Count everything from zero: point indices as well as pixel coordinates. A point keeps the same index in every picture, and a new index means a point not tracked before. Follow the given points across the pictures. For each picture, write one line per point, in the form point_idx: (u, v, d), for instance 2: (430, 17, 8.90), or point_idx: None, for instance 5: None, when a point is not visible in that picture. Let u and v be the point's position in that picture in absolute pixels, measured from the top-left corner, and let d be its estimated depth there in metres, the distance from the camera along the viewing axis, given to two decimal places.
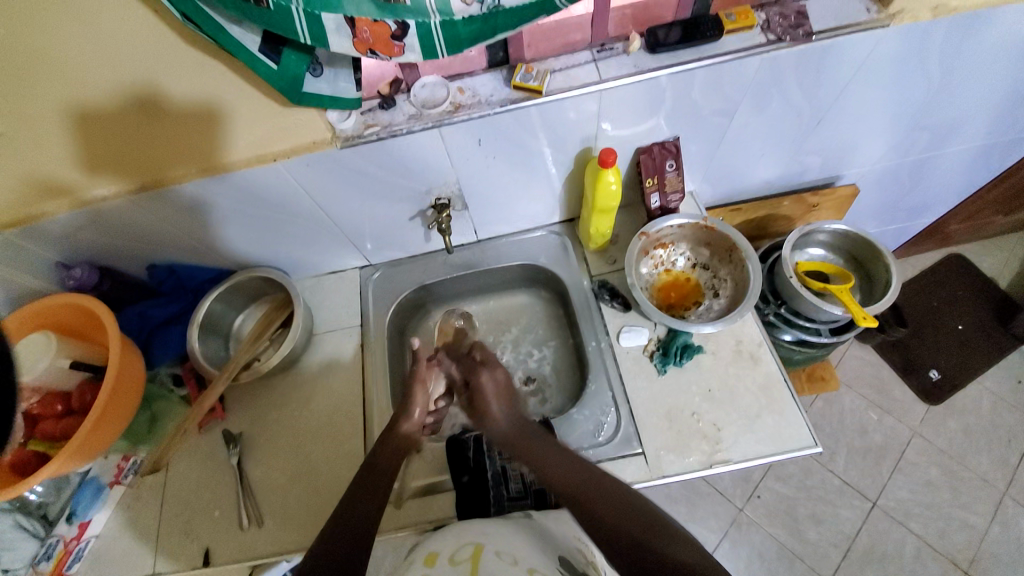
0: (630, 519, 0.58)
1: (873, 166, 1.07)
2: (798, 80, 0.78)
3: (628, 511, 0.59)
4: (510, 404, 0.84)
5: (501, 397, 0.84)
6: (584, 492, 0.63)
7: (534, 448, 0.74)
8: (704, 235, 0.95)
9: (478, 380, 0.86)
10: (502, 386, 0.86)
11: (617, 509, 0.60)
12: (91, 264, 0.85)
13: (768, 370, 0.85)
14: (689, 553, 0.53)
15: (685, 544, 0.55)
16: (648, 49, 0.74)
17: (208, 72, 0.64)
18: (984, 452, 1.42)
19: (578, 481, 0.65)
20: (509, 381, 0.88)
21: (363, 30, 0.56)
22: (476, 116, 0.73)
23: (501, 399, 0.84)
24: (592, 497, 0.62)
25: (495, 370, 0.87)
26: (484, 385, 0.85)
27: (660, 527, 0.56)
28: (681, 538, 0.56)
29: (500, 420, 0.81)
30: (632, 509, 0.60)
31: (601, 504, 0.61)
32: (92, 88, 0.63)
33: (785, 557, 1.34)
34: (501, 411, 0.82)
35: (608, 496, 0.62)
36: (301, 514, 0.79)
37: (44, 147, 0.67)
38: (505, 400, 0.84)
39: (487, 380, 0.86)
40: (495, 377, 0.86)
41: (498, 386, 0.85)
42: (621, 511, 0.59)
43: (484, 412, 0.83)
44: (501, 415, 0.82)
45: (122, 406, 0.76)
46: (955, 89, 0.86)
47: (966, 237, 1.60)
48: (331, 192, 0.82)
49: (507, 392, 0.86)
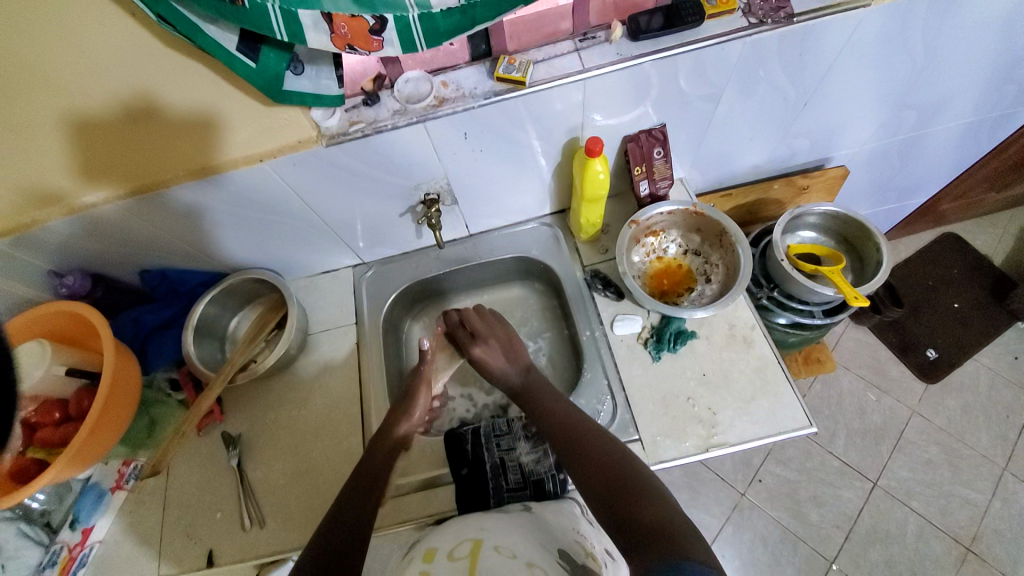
0: (608, 482, 0.64)
1: (862, 147, 1.07)
2: (781, 63, 0.78)
3: (613, 474, 0.65)
4: (511, 358, 0.87)
5: (500, 355, 0.87)
6: (577, 451, 0.69)
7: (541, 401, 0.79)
8: (695, 221, 0.95)
9: (472, 352, 0.89)
10: (503, 344, 0.89)
11: (603, 470, 0.65)
12: (83, 272, 0.86)
13: (762, 353, 0.85)
14: (657, 515, 0.57)
15: (660, 504, 0.59)
16: (630, 37, 0.74)
17: (192, 72, 0.64)
18: (983, 428, 1.43)
19: (575, 437, 0.71)
20: (511, 337, 0.90)
21: (340, 25, 0.56)
22: (461, 109, 0.73)
23: (499, 354, 0.87)
24: (585, 458, 0.68)
25: (487, 341, 0.89)
26: (476, 354, 0.88)
27: (636, 488, 0.62)
28: (657, 498, 0.60)
29: (507, 375, 0.86)
30: (619, 469, 0.65)
31: (592, 466, 0.67)
32: (79, 93, 0.62)
33: (788, 540, 1.35)
34: (501, 363, 0.87)
35: (602, 454, 0.68)
36: (303, 512, 0.80)
37: (33, 155, 0.67)
38: (509, 356, 0.88)
39: (480, 352, 0.88)
40: (487, 347, 0.88)
41: (498, 350, 0.88)
42: (606, 474, 0.65)
43: (487, 368, 0.87)
44: (505, 366, 0.86)
45: (118, 412, 0.76)
46: (941, 66, 0.86)
47: (958, 215, 1.60)
48: (320, 190, 0.82)
49: (507, 349, 0.89)
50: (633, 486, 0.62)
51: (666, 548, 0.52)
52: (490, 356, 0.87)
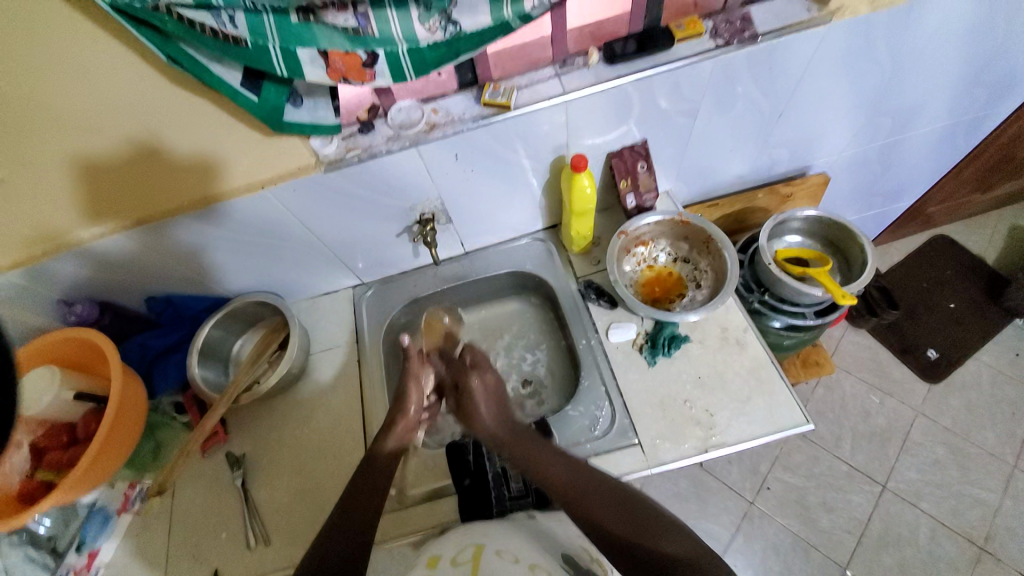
0: (628, 522, 0.61)
1: (841, 154, 1.11)
2: (753, 78, 0.82)
3: (627, 513, 0.63)
4: (499, 408, 0.84)
5: (490, 399, 0.85)
6: (578, 494, 0.66)
7: (528, 448, 0.75)
8: (682, 230, 0.98)
9: (469, 382, 0.86)
10: (491, 387, 0.86)
11: (615, 509, 0.63)
12: (92, 300, 0.89)
13: (755, 353, 0.87)
14: (684, 547, 0.58)
15: (681, 535, 0.60)
16: (606, 62, 0.79)
17: (197, 108, 0.69)
18: (989, 426, 1.43)
19: (573, 482, 0.68)
20: (500, 386, 0.88)
21: (335, 61, 0.60)
22: (451, 132, 0.77)
23: (490, 403, 0.84)
24: (591, 499, 0.65)
25: (486, 372, 0.88)
26: (474, 386, 0.85)
27: (658, 523, 0.61)
28: (679, 531, 0.60)
29: (489, 425, 0.81)
30: (633, 507, 0.63)
31: (601, 508, 0.64)
32: (92, 130, 0.67)
33: (800, 548, 1.33)
34: (487, 411, 0.83)
35: (608, 496, 0.65)
36: (307, 529, 0.80)
37: (45, 188, 0.71)
38: (496, 407, 0.84)
39: (478, 384, 0.86)
40: (485, 379, 0.87)
41: (490, 387, 0.86)
42: (620, 511, 0.63)
43: (473, 414, 0.83)
44: (489, 416, 0.82)
45: (122, 437, 0.78)
46: (907, 75, 0.91)
47: (946, 217, 1.64)
48: (321, 213, 0.86)
49: (496, 395, 0.86)
50: (653, 523, 0.61)
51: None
52: (479, 401, 0.84)
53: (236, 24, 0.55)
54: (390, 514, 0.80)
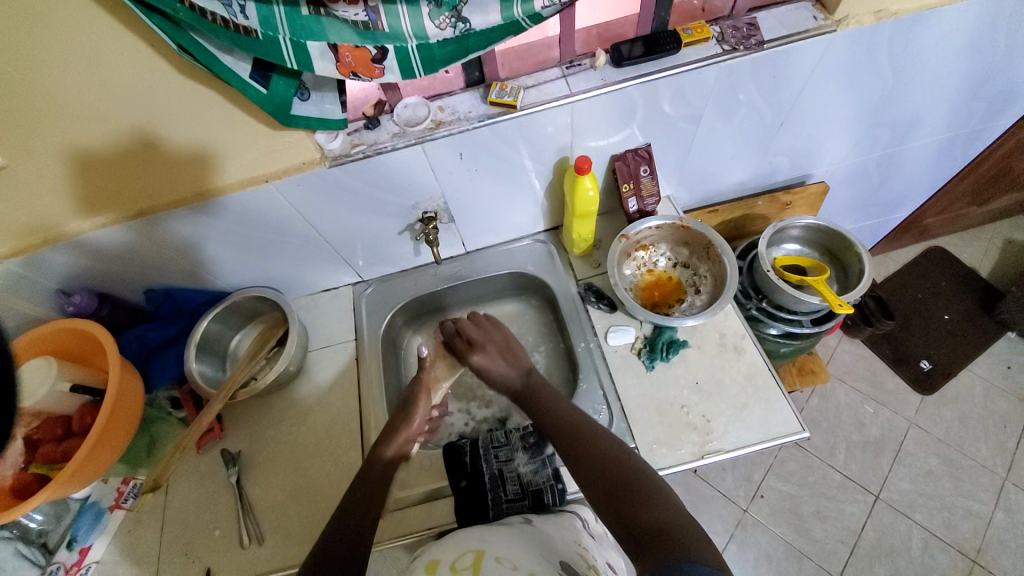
0: (615, 490, 0.62)
1: (841, 163, 1.12)
2: (757, 86, 0.83)
3: (618, 479, 0.64)
4: (510, 361, 0.88)
5: (499, 361, 0.88)
6: (582, 455, 0.68)
7: (545, 405, 0.79)
8: (682, 235, 0.99)
9: (470, 361, 0.89)
10: (501, 348, 0.90)
11: (607, 474, 0.65)
12: (90, 291, 0.88)
13: (753, 360, 0.87)
14: (661, 518, 0.57)
15: (667, 505, 0.59)
16: (613, 64, 0.79)
17: (202, 99, 0.68)
18: (981, 438, 1.44)
19: (577, 441, 0.70)
20: (508, 338, 0.91)
21: (345, 56, 0.61)
22: (456, 131, 0.77)
23: (501, 358, 0.88)
24: (589, 461, 0.67)
25: (485, 348, 0.89)
26: (477, 364, 0.89)
27: (641, 492, 0.61)
28: (665, 501, 0.59)
29: (508, 377, 0.86)
30: (624, 473, 0.64)
31: (594, 471, 0.66)
32: (97, 120, 0.66)
33: (793, 557, 1.32)
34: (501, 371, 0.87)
35: (605, 460, 0.67)
36: (301, 528, 0.79)
37: (47, 176, 0.70)
38: (507, 358, 0.88)
39: (479, 360, 0.88)
40: (487, 353, 0.89)
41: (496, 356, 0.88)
42: (611, 477, 0.64)
43: (490, 377, 0.88)
44: (506, 370, 0.87)
45: (119, 430, 0.77)
46: (908, 87, 0.92)
47: (942, 229, 1.66)
48: (323, 209, 0.86)
49: (506, 351, 0.89)
50: (640, 492, 0.61)
51: (672, 551, 0.53)
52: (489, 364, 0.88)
53: (247, 15, 0.55)
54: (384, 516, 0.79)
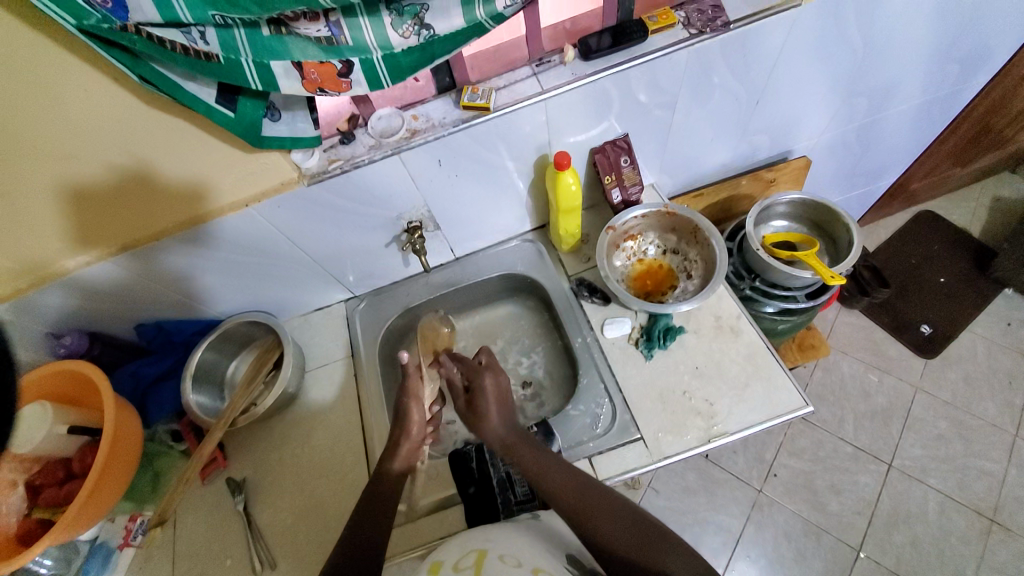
0: (631, 543, 0.59)
1: (821, 136, 1.12)
2: (728, 68, 0.84)
3: (633, 527, 0.61)
4: (509, 410, 0.82)
5: (501, 403, 0.82)
6: (586, 508, 0.64)
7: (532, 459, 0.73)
8: (668, 222, 0.99)
9: (483, 383, 0.83)
10: (503, 391, 0.83)
11: (622, 523, 0.61)
12: (81, 331, 0.88)
13: (751, 340, 0.87)
14: (688, 567, 0.55)
15: (684, 554, 0.57)
16: (582, 58, 0.79)
17: (175, 127, 0.68)
18: (987, 397, 1.44)
19: (577, 500, 0.66)
20: (509, 388, 0.85)
21: (310, 72, 0.61)
22: (432, 138, 0.77)
23: (501, 405, 0.81)
24: (593, 511, 0.64)
25: (499, 376, 0.84)
26: (488, 389, 0.82)
27: (656, 540, 0.59)
28: (680, 548, 0.58)
29: (500, 429, 0.79)
30: (638, 524, 0.61)
31: (604, 527, 0.61)
32: (73, 163, 0.66)
33: (812, 533, 1.32)
34: (496, 417, 0.79)
35: (616, 515, 0.63)
36: (313, 550, 0.79)
37: (31, 223, 0.70)
38: (506, 408, 0.82)
39: (491, 383, 0.82)
40: (498, 383, 0.83)
41: (502, 390, 0.83)
42: (624, 524, 0.61)
43: (483, 417, 0.80)
44: (499, 421, 0.79)
45: (119, 468, 0.76)
46: (879, 53, 0.92)
47: (930, 192, 1.66)
48: (306, 228, 0.85)
49: (505, 401, 0.83)
50: (656, 542, 0.59)
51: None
52: (490, 401, 0.81)
53: (207, 40, 0.55)
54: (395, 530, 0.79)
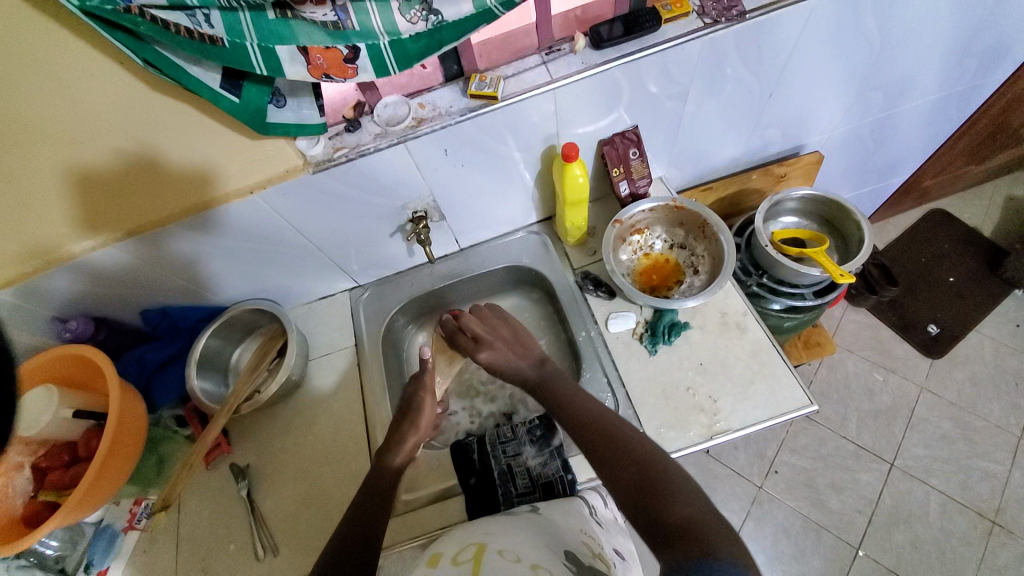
0: (641, 483, 0.61)
1: (834, 131, 1.10)
2: (742, 58, 0.82)
3: (646, 470, 0.62)
4: (524, 350, 0.87)
5: (513, 347, 0.88)
6: (603, 447, 0.67)
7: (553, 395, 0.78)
8: (676, 216, 0.98)
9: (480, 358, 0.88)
10: (514, 337, 0.89)
11: (635, 466, 0.63)
12: (86, 316, 0.88)
13: (756, 337, 0.86)
14: (691, 515, 0.56)
15: (695, 500, 0.58)
16: (593, 46, 0.77)
17: (180, 113, 0.67)
18: (993, 398, 1.42)
19: (596, 433, 0.69)
20: (519, 330, 0.91)
21: (316, 57, 0.60)
22: (439, 127, 0.76)
23: (513, 349, 0.87)
24: (609, 450, 0.66)
25: (493, 345, 0.88)
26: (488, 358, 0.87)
27: (668, 486, 0.60)
28: (693, 496, 0.58)
29: (520, 368, 0.85)
30: (654, 467, 0.62)
31: (617, 462, 0.65)
32: (77, 147, 0.66)
33: (811, 529, 1.32)
34: (512, 360, 0.86)
35: (631, 453, 0.65)
36: (315, 536, 0.80)
37: (36, 208, 0.70)
38: (518, 348, 0.88)
39: (488, 355, 0.87)
40: (495, 349, 0.88)
41: (506, 343, 0.88)
42: (637, 468, 0.63)
43: (500, 366, 0.87)
44: (518, 362, 0.86)
45: (124, 452, 0.77)
46: (898, 45, 0.89)
47: (942, 190, 1.63)
48: (311, 217, 0.85)
49: (518, 340, 0.89)
50: (668, 486, 0.60)
51: (702, 552, 0.51)
52: (499, 357, 0.87)
53: (212, 24, 0.54)
54: (396, 519, 0.79)
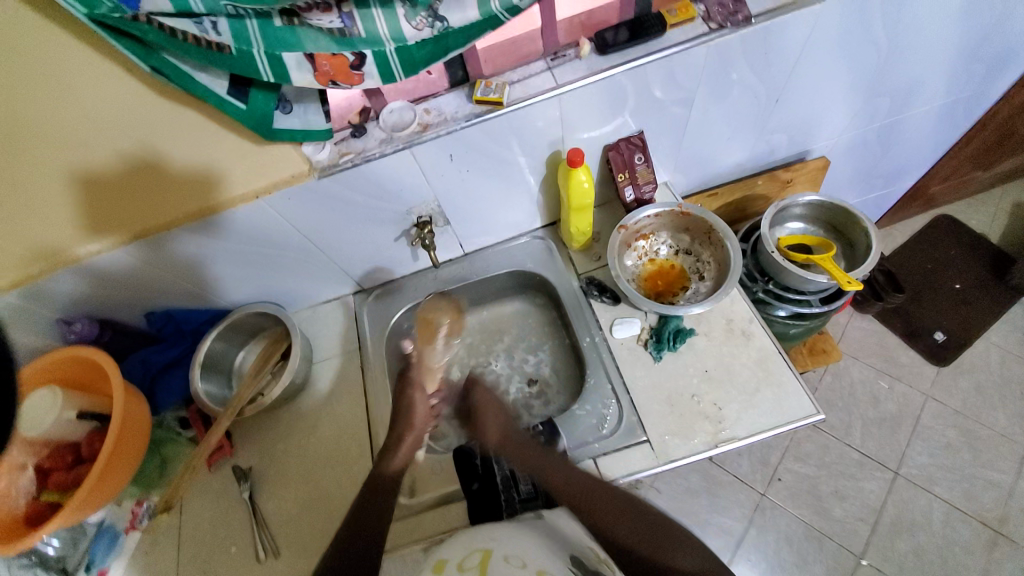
0: (642, 536, 0.66)
1: (841, 136, 1.09)
2: (748, 63, 0.81)
3: (642, 526, 0.68)
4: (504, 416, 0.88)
5: (496, 411, 0.89)
6: (594, 509, 0.69)
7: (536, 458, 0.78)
8: (682, 222, 0.97)
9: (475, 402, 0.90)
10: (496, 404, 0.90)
11: (633, 524, 0.68)
12: (91, 318, 0.89)
13: (762, 344, 0.86)
14: (699, 563, 0.63)
15: (696, 549, 0.65)
16: (599, 52, 0.78)
17: (186, 117, 0.67)
18: (999, 407, 1.41)
19: (586, 495, 0.71)
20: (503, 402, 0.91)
21: (322, 63, 0.60)
22: (444, 132, 0.76)
23: (496, 413, 0.88)
24: (602, 511, 0.69)
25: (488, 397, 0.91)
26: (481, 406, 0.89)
27: (670, 538, 0.66)
28: (689, 544, 0.66)
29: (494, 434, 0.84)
30: (649, 519, 0.68)
31: (621, 519, 0.68)
32: (83, 151, 0.66)
33: (814, 538, 1.31)
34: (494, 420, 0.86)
35: (624, 510, 0.69)
36: (315, 540, 0.79)
37: (41, 211, 0.70)
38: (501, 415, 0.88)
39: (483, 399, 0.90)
40: (488, 395, 0.91)
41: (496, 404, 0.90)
42: (636, 523, 0.68)
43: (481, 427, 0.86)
44: (496, 422, 0.86)
45: (127, 453, 0.77)
46: (906, 50, 0.89)
47: (949, 197, 1.62)
48: (315, 221, 0.85)
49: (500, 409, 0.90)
50: (666, 538, 0.66)
51: None
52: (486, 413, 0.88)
53: (219, 30, 0.55)
54: (396, 524, 0.79)
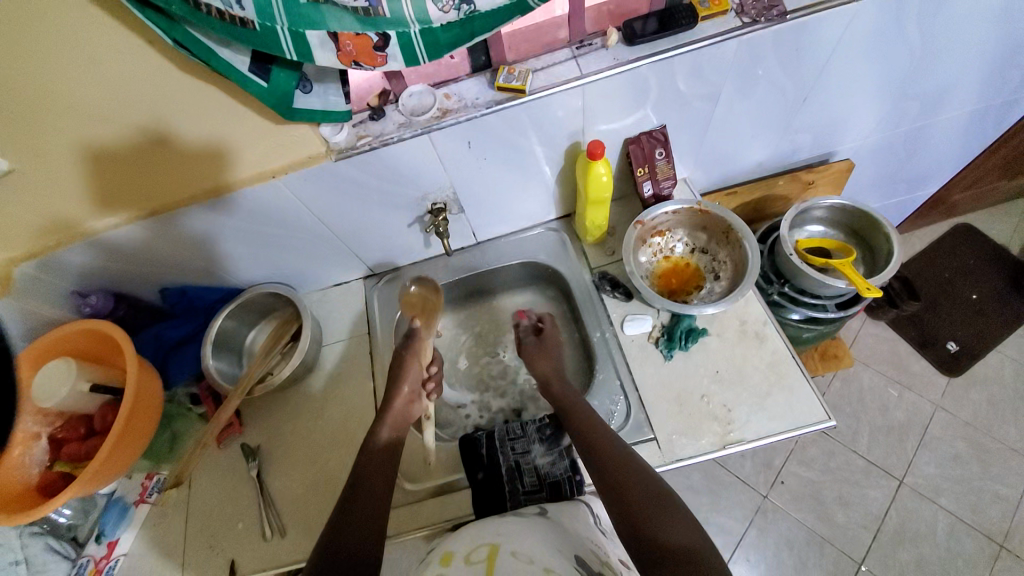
0: (644, 498, 0.62)
1: (867, 138, 1.06)
2: (778, 60, 0.79)
3: (645, 492, 0.63)
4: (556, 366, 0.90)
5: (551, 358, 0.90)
6: (604, 458, 0.68)
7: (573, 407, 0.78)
8: (700, 220, 0.96)
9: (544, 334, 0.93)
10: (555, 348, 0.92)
11: (637, 485, 0.64)
12: (106, 291, 0.89)
13: (775, 348, 0.85)
14: (688, 541, 0.56)
15: (691, 532, 0.58)
16: (626, 42, 0.75)
17: (202, 92, 0.67)
18: (1011, 420, 1.39)
19: (598, 444, 0.70)
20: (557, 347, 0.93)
21: (346, 43, 0.59)
22: (464, 119, 0.75)
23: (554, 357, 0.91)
24: (612, 464, 0.67)
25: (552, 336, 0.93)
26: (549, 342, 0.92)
27: (668, 509, 0.60)
28: (687, 524, 0.59)
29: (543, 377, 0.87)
30: (653, 489, 0.63)
31: (618, 479, 0.65)
32: (100, 122, 0.67)
33: (815, 542, 1.31)
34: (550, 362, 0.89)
35: (631, 474, 0.65)
36: (321, 521, 0.81)
37: (58, 180, 0.71)
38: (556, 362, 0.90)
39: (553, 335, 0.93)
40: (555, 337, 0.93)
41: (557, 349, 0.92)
42: (639, 485, 0.63)
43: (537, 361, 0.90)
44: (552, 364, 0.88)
45: (139, 428, 0.78)
46: (943, 52, 0.86)
47: (971, 205, 1.58)
48: (330, 204, 0.85)
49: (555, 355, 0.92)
50: (667, 509, 0.60)
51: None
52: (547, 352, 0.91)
53: (242, 5, 0.54)
54: (400, 509, 0.80)
